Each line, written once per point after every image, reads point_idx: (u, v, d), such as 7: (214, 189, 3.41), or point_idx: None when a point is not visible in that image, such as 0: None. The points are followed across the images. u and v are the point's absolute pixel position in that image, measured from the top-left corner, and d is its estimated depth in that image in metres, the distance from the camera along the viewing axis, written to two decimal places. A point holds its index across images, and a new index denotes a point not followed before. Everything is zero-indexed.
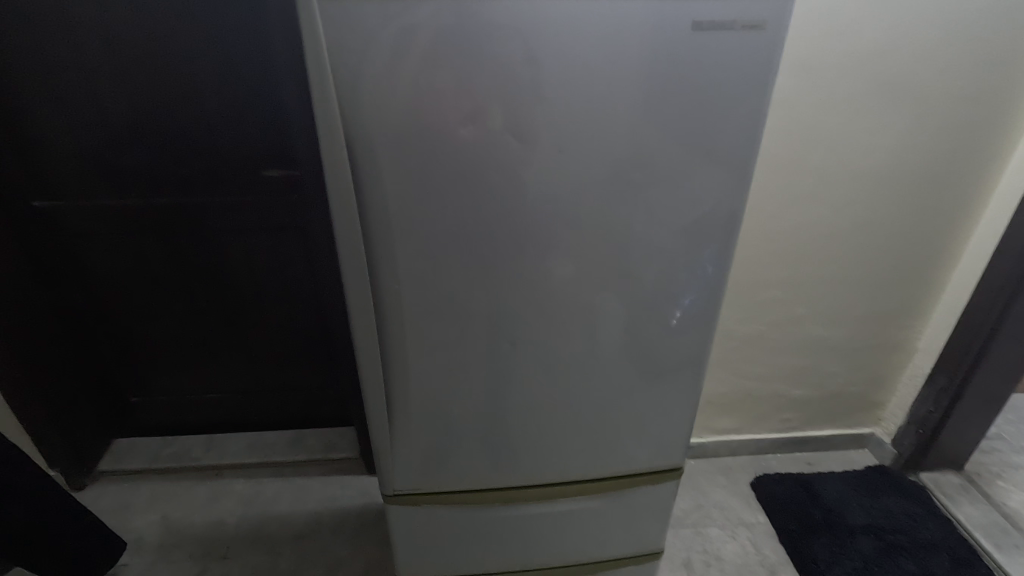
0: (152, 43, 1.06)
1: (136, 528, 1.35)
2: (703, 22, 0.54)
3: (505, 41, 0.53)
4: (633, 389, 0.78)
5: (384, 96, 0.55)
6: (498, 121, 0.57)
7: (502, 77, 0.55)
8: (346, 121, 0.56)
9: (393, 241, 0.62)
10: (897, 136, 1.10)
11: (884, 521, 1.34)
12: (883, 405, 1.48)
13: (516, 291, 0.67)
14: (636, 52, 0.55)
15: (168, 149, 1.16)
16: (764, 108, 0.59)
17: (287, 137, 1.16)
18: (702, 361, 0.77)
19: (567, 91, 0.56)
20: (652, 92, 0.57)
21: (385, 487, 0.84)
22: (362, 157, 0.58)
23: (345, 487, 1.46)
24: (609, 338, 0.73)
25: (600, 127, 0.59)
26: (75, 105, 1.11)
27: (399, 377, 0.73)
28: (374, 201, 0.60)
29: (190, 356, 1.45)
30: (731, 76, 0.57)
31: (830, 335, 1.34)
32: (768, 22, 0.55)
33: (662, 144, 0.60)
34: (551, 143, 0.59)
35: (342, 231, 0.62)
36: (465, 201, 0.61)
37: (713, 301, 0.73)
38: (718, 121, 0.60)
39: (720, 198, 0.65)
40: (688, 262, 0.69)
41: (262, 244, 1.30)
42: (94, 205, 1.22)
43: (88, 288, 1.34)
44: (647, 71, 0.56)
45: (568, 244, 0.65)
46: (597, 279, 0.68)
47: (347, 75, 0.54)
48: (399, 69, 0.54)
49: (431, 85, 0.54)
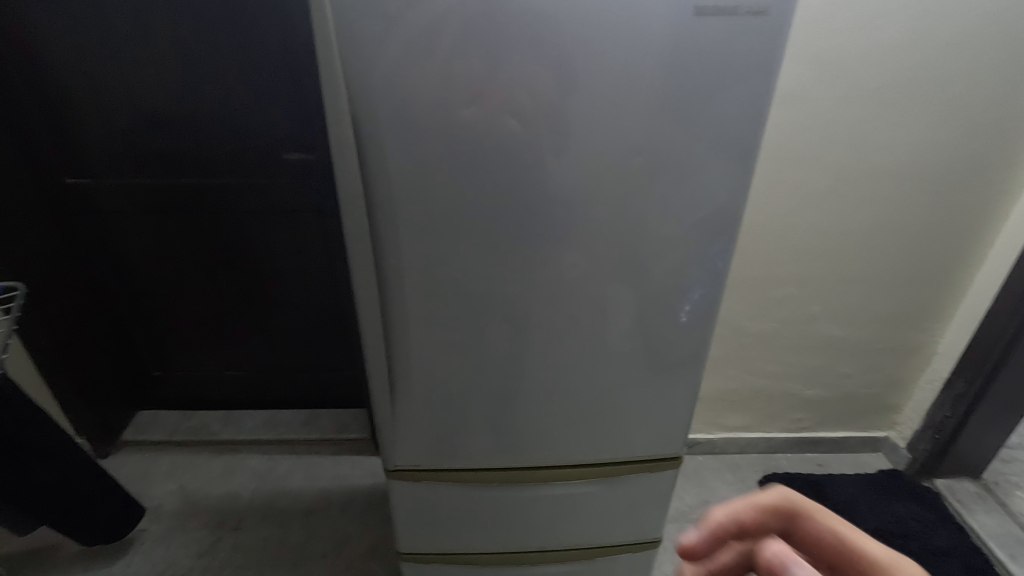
0: (181, 29, 1.10)
1: (155, 497, 1.40)
2: (706, 8, 0.54)
3: (507, 24, 0.54)
4: (633, 379, 0.78)
5: (388, 76, 0.56)
6: (501, 104, 0.58)
7: (504, 59, 0.55)
8: (353, 101, 0.57)
9: (398, 221, 0.64)
10: (921, 129, 1.07)
11: (893, 525, 1.32)
12: (899, 409, 1.45)
13: (518, 275, 0.68)
14: (638, 36, 0.55)
15: (193, 130, 1.20)
16: (768, 100, 0.59)
17: (306, 121, 1.18)
18: (702, 352, 0.78)
19: (573, 78, 0.57)
20: (656, 76, 0.57)
21: (387, 462, 0.85)
22: (368, 137, 0.59)
23: (355, 466, 1.49)
24: (608, 326, 0.73)
25: (606, 115, 0.59)
26: (106, 88, 1.16)
27: (403, 355, 0.74)
28: (380, 180, 0.61)
29: (210, 332, 1.50)
30: (739, 63, 0.57)
31: (845, 335, 1.32)
32: (773, 8, 0.55)
33: (664, 133, 0.60)
34: (556, 132, 0.60)
35: (350, 209, 0.63)
36: (469, 185, 0.62)
37: (714, 293, 0.73)
38: (724, 109, 0.59)
39: (721, 190, 0.65)
40: (687, 253, 0.69)
41: (281, 226, 1.33)
42: (123, 183, 1.26)
43: (116, 263, 1.39)
44: (657, 61, 0.56)
45: (565, 231, 0.66)
46: (595, 266, 0.68)
47: (353, 56, 0.55)
48: (404, 52, 0.55)
49: (434, 70, 0.56)
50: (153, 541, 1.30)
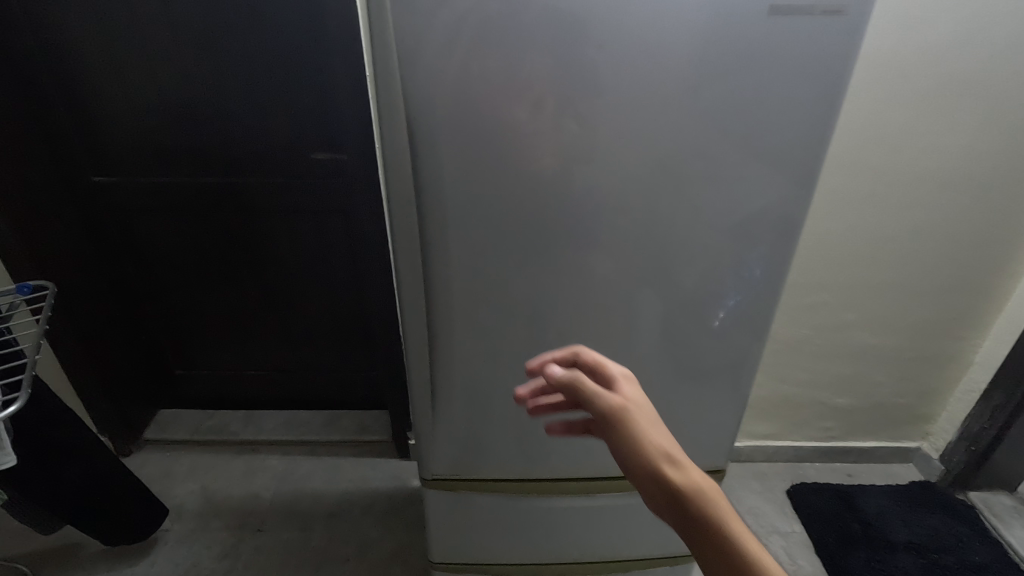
0: (211, 26, 1.08)
1: (177, 496, 1.39)
2: (782, 6, 0.52)
3: (569, 25, 0.52)
4: (667, 389, 0.77)
5: (444, 78, 0.54)
6: (558, 108, 0.56)
7: (565, 61, 0.54)
8: (408, 102, 0.56)
9: (447, 225, 0.62)
10: (967, 133, 1.04)
11: (927, 538, 1.29)
12: (932, 419, 1.42)
13: (562, 283, 0.67)
14: (706, 39, 0.53)
15: (221, 129, 1.18)
16: (837, 106, 0.57)
17: (335, 120, 1.17)
18: (742, 364, 0.76)
19: (635, 81, 0.55)
20: (722, 81, 0.55)
21: (424, 471, 0.84)
22: (420, 138, 0.57)
23: (376, 469, 1.47)
24: (647, 335, 0.72)
25: (665, 119, 0.57)
26: (135, 86, 1.15)
27: (445, 361, 0.73)
28: (431, 183, 0.60)
29: (233, 331, 1.49)
30: (812, 67, 0.55)
31: (880, 342, 1.29)
32: (852, 6, 0.52)
33: (725, 140, 0.58)
34: (612, 135, 0.58)
35: (398, 213, 0.62)
36: (519, 189, 0.60)
37: (758, 304, 0.71)
38: (794, 117, 0.57)
39: (776, 201, 0.63)
40: (732, 263, 0.67)
41: (307, 226, 1.32)
42: (149, 182, 1.26)
43: (140, 262, 1.38)
44: (726, 63, 0.54)
45: (608, 239, 0.64)
46: (637, 275, 0.67)
47: (411, 55, 0.53)
48: (463, 54, 0.53)
49: (491, 73, 0.54)
50: (175, 541, 1.29)
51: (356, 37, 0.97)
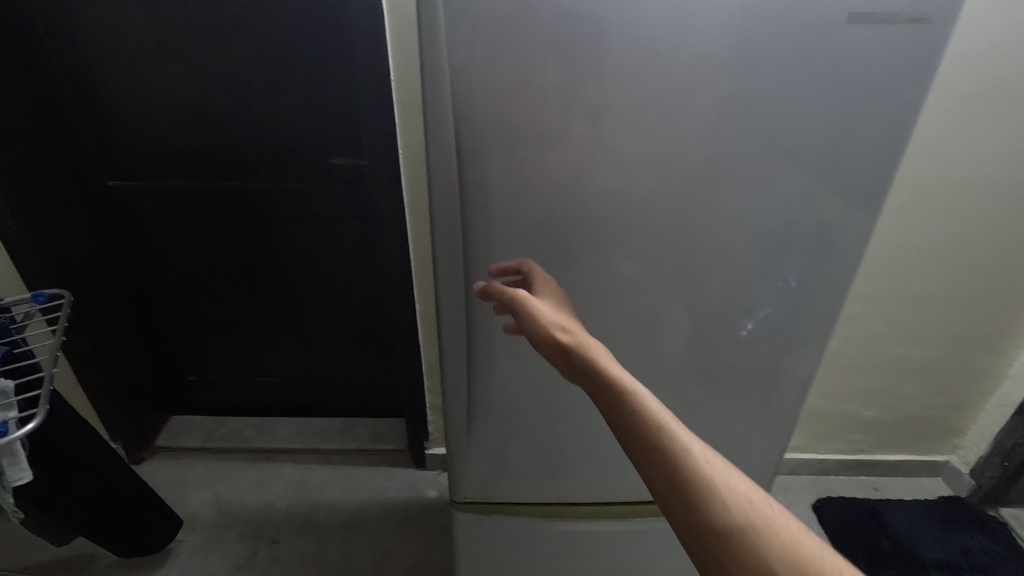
0: (230, 28, 1.05)
1: (190, 506, 1.37)
2: (861, 14, 0.50)
3: (628, 33, 0.51)
4: (689, 395, 0.76)
5: (497, 87, 0.53)
6: (615, 119, 0.55)
7: (625, 72, 0.52)
8: (458, 110, 0.55)
9: (492, 233, 0.61)
10: (1012, 143, 1.00)
11: (959, 557, 1.25)
12: (962, 433, 1.38)
13: (591, 291, 0.66)
14: (776, 49, 0.51)
15: (239, 134, 1.16)
16: (913, 116, 0.55)
17: (356, 125, 1.14)
18: (770, 374, 0.75)
19: (699, 92, 0.53)
20: (790, 93, 0.54)
21: (456, 493, 0.84)
22: (468, 147, 0.56)
23: (392, 478, 1.45)
24: (673, 344, 0.71)
25: (722, 132, 0.56)
26: (151, 88, 1.12)
27: (483, 376, 0.71)
28: (478, 192, 0.59)
29: (248, 337, 1.47)
30: (887, 77, 0.53)
31: (912, 355, 1.26)
32: (937, 14, 0.51)
33: (784, 152, 0.57)
34: (667, 146, 0.57)
35: (442, 219, 0.61)
36: (564, 198, 0.59)
37: (790, 316, 0.70)
38: (862, 130, 0.56)
39: (824, 214, 0.62)
40: (765, 274, 0.66)
41: (324, 231, 1.29)
42: (165, 186, 1.23)
43: (155, 266, 1.36)
44: (795, 75, 0.53)
45: (632, 246, 0.63)
46: (665, 286, 0.66)
47: (465, 63, 0.52)
48: (520, 64, 0.52)
49: (546, 82, 0.53)
50: (189, 552, 1.27)
51: (380, 39, 0.92)
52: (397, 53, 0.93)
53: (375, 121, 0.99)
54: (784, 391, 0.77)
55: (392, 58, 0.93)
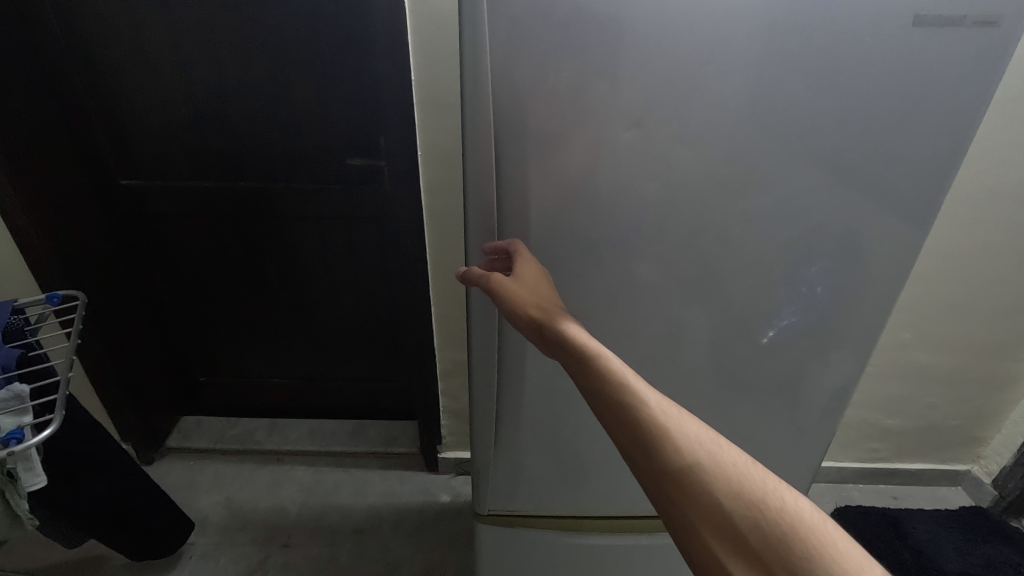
0: (249, 26, 1.03)
1: (202, 508, 1.36)
2: (928, 16, 0.48)
3: (678, 38, 0.49)
4: (710, 403, 0.74)
5: (541, 90, 0.52)
6: (660, 126, 0.54)
7: (674, 79, 0.51)
8: (498, 113, 0.54)
9: (528, 237, 0.61)
10: None
11: (983, 569, 1.23)
12: (985, 442, 1.36)
13: (608, 294, 0.64)
14: (835, 55, 0.50)
15: (256, 133, 1.14)
16: (973, 124, 0.54)
17: (373, 126, 1.13)
18: (795, 382, 0.73)
19: (751, 99, 0.52)
20: (845, 100, 0.52)
21: (479, 506, 0.84)
22: (508, 151, 0.56)
23: (404, 482, 1.43)
24: (693, 351, 0.69)
25: (769, 141, 0.54)
26: (168, 87, 1.10)
27: (513, 386, 0.69)
28: (514, 196, 0.58)
29: (262, 338, 1.46)
30: (948, 85, 0.51)
31: (936, 364, 1.23)
32: (1006, 17, 0.49)
33: (835, 160, 0.56)
34: (714, 154, 0.55)
35: (475, 221, 0.61)
36: (598, 204, 0.58)
37: (816, 324, 0.67)
38: (917, 139, 0.54)
39: (870, 225, 0.60)
40: (788, 278, 0.63)
41: (339, 233, 1.28)
42: (180, 185, 1.22)
43: (169, 266, 1.35)
44: (853, 85, 0.51)
45: (649, 249, 0.61)
46: (688, 293, 0.64)
47: (507, 69, 0.51)
48: (565, 68, 0.51)
49: (592, 86, 0.52)
50: (201, 555, 1.26)
51: (402, 39, 0.90)
52: (417, 52, 0.91)
53: (394, 121, 0.97)
54: (809, 399, 0.75)
55: (412, 57, 0.91)
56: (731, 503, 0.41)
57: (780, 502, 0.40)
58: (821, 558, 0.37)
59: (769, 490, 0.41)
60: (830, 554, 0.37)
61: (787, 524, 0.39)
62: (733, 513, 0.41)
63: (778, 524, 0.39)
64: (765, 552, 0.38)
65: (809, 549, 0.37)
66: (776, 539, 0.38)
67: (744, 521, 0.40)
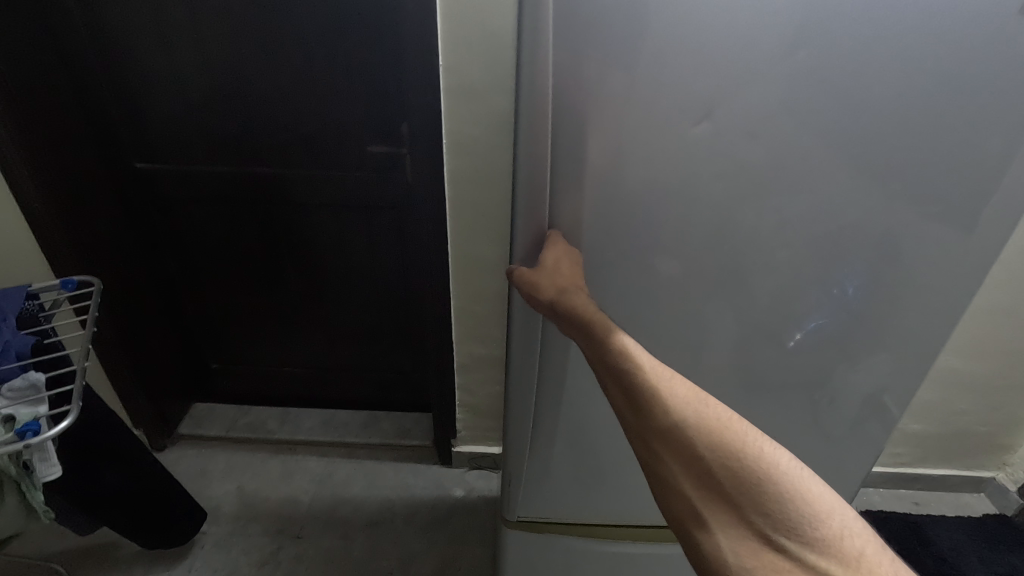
0: (271, 6, 1.00)
1: (214, 498, 1.35)
2: None
3: (755, 25, 0.46)
4: (745, 407, 0.72)
5: (604, 78, 0.49)
6: (730, 118, 0.50)
7: (750, 68, 0.48)
8: (556, 101, 0.50)
9: (572, 233, 0.58)
10: None
11: None
12: (1012, 450, 1.33)
13: (645, 293, 0.62)
14: (922, 47, 0.47)
15: (277, 115, 1.11)
16: None
17: (396, 112, 1.09)
18: (836, 386, 0.70)
19: (833, 92, 0.49)
20: (930, 96, 0.49)
21: (507, 512, 0.82)
22: (563, 142, 0.52)
23: (418, 475, 1.41)
24: (731, 355, 0.67)
25: (843, 136, 0.51)
26: (188, 67, 1.07)
27: (550, 388, 0.66)
28: (565, 189, 0.55)
29: (276, 324, 1.44)
30: None
31: (966, 369, 1.20)
32: None
33: (912, 157, 0.52)
34: (784, 151, 0.52)
35: (521, 215, 0.58)
36: (646, 199, 0.55)
37: (859, 330, 0.64)
38: (999, 138, 0.51)
39: (939, 229, 0.56)
40: (841, 281, 0.60)
41: (358, 221, 1.25)
42: (197, 168, 1.18)
43: (184, 251, 1.32)
44: (943, 79, 0.48)
45: (688, 246, 0.58)
46: (730, 293, 0.62)
47: (568, 55, 0.48)
48: (633, 54, 0.47)
49: (661, 73, 0.48)
50: (213, 545, 1.25)
51: (432, 23, 0.86)
52: (447, 36, 0.87)
53: (420, 108, 0.94)
54: (846, 403, 0.71)
55: (442, 41, 0.88)
56: (713, 455, 0.47)
57: (758, 450, 0.47)
58: (791, 498, 0.44)
59: (749, 441, 0.47)
60: (797, 494, 0.44)
61: (764, 471, 0.45)
62: (714, 463, 0.47)
63: (753, 471, 0.45)
64: (740, 496, 0.45)
65: (782, 492, 0.44)
66: (753, 483, 0.45)
67: (722, 470, 0.46)
